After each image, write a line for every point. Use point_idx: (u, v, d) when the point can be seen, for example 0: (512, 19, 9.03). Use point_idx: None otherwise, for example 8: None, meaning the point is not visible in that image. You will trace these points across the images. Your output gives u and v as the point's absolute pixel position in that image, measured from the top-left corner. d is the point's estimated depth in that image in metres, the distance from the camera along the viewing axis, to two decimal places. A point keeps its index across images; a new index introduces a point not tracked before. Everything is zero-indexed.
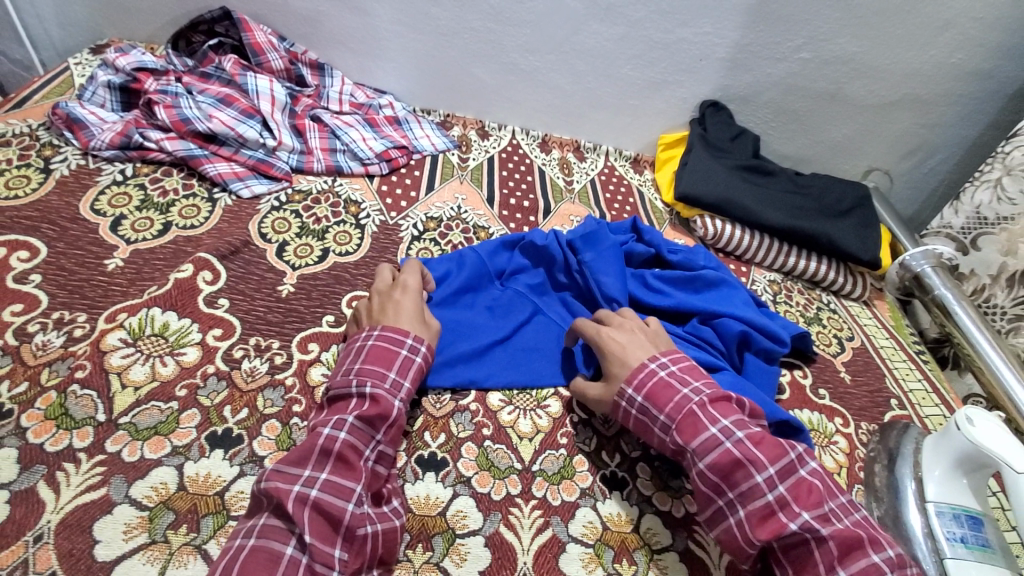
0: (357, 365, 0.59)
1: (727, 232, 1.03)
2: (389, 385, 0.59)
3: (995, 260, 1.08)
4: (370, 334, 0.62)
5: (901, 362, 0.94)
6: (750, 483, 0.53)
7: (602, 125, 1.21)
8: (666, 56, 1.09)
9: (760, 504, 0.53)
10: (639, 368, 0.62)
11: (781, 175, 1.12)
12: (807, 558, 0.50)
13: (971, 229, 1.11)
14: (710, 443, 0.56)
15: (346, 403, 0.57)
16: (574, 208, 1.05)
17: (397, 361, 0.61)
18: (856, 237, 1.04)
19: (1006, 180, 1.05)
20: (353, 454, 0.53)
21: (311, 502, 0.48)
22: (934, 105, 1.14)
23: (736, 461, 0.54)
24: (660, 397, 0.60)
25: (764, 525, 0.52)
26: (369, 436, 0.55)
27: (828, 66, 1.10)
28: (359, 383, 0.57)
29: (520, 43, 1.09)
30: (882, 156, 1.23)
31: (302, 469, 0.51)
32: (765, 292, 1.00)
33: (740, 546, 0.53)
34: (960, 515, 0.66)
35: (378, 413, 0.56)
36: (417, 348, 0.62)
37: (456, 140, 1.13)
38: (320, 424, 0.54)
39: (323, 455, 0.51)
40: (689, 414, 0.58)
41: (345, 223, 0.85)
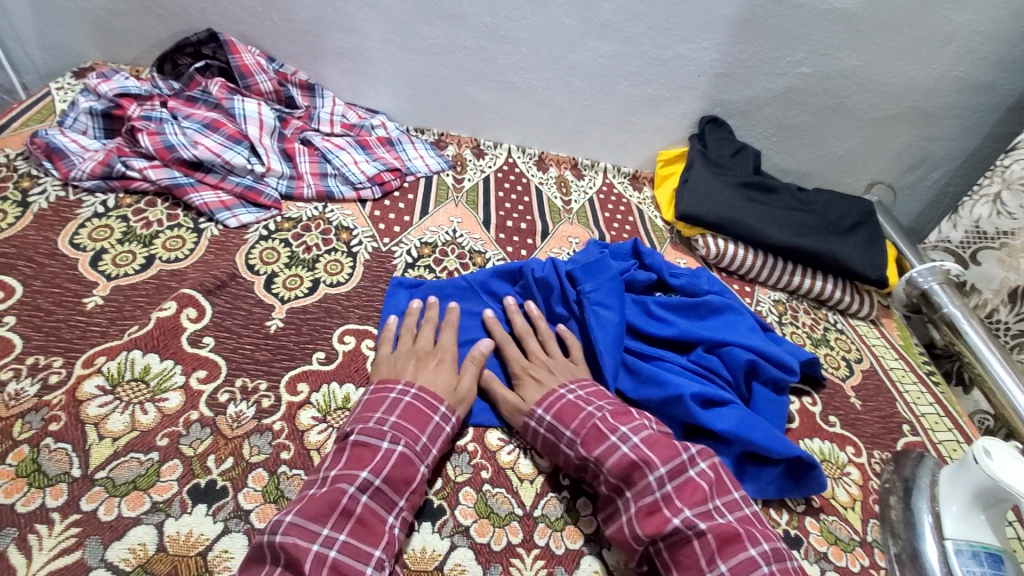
0: (392, 419, 0.58)
1: (730, 252, 1.01)
2: (420, 449, 0.57)
3: (998, 276, 1.06)
4: (407, 391, 0.61)
5: (912, 384, 0.91)
6: (643, 480, 0.57)
7: (600, 142, 1.19)
8: (663, 72, 1.07)
9: (648, 501, 0.56)
10: (550, 393, 0.66)
11: (783, 191, 1.10)
12: (688, 552, 0.53)
13: (970, 242, 1.10)
14: (608, 449, 0.59)
15: (370, 456, 0.54)
16: (572, 229, 1.03)
17: (431, 426, 0.59)
18: (861, 254, 1.02)
19: (1005, 195, 1.04)
20: (374, 518, 0.51)
21: (330, 562, 0.47)
22: (936, 118, 1.12)
23: (629, 460, 0.58)
24: (568, 414, 0.63)
25: (651, 521, 0.55)
26: (392, 501, 0.53)
27: (828, 81, 1.08)
28: (392, 439, 0.56)
29: (514, 61, 1.07)
30: (885, 169, 1.20)
31: (322, 526, 0.49)
32: (770, 313, 0.97)
33: (631, 545, 0.55)
34: (979, 553, 0.64)
35: (403, 477, 0.54)
36: (448, 418, 0.61)
37: (451, 159, 1.10)
38: (342, 476, 0.52)
39: (344, 514, 0.50)
40: (593, 427, 0.61)
41: (337, 252, 0.83)
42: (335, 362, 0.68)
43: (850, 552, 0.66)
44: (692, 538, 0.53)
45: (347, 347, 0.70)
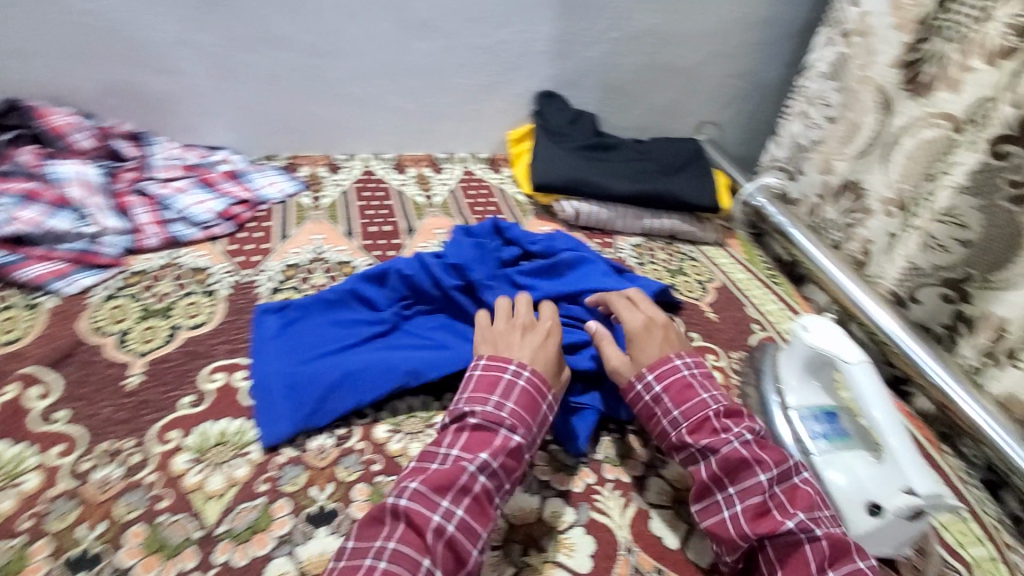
0: (510, 404, 0.61)
1: (584, 210, 1.10)
2: (529, 438, 0.61)
3: (819, 181, 1.14)
4: (520, 373, 0.63)
5: (757, 289, 1.04)
6: (753, 479, 0.58)
7: (451, 135, 1.23)
8: (490, 58, 1.13)
9: (757, 501, 0.57)
10: (664, 360, 0.67)
11: (622, 146, 1.20)
12: (797, 555, 0.54)
13: (792, 158, 1.21)
14: (718, 441, 0.61)
15: (490, 439, 0.58)
16: (438, 221, 1.06)
17: (541, 416, 0.63)
18: (695, 187, 1.13)
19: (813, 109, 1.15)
20: (485, 499, 0.55)
21: (447, 535, 0.51)
22: (738, 57, 1.26)
23: (738, 457, 0.59)
24: (681, 397, 0.65)
25: (762, 521, 0.56)
26: (500, 483, 0.57)
27: (639, 40, 1.18)
28: (509, 425, 0.59)
29: (345, 73, 1.09)
30: (710, 109, 1.33)
31: (442, 498, 0.53)
32: (630, 257, 1.07)
33: (733, 540, 0.57)
34: (820, 414, 0.74)
35: (512, 465, 0.58)
36: (551, 405, 0.65)
37: (305, 180, 1.10)
38: (462, 456, 0.56)
39: (463, 491, 0.54)
40: (701, 416, 0.63)
41: (193, 293, 0.81)
42: (206, 403, 0.67)
43: None
44: (802, 542, 0.54)
45: (216, 384, 0.70)
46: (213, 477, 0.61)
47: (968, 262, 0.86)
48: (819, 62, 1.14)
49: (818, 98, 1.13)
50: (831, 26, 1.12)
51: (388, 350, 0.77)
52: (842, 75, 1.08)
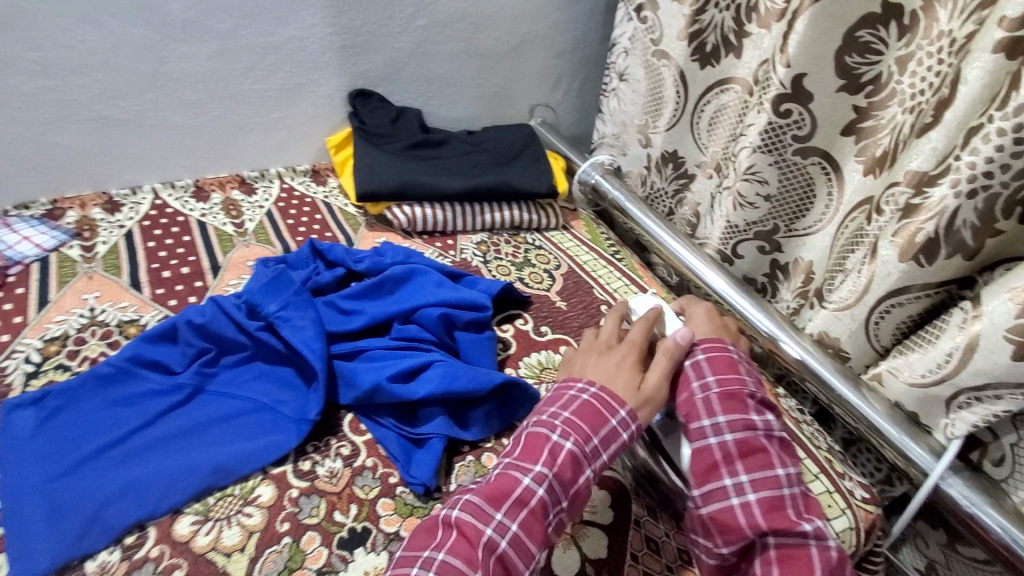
0: (566, 414, 0.59)
1: (419, 214, 1.03)
2: (590, 449, 0.58)
3: (642, 154, 1.16)
4: (587, 388, 0.62)
5: (603, 268, 1.04)
6: (770, 473, 0.59)
7: (258, 150, 1.09)
8: (282, 59, 1.01)
9: (770, 495, 0.58)
10: (716, 344, 0.69)
11: (451, 140, 1.14)
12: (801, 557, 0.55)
13: (618, 134, 1.20)
14: (742, 423, 0.61)
15: (540, 451, 0.57)
16: (250, 251, 0.93)
17: (607, 428, 0.59)
18: (530, 174, 1.10)
19: (621, 86, 1.15)
20: (542, 513, 0.54)
21: (498, 551, 0.51)
22: (553, 37, 1.24)
23: (762, 448, 0.60)
24: (720, 369, 0.66)
25: (774, 515, 0.57)
26: (559, 497, 0.56)
27: (447, 27, 1.12)
28: (563, 436, 0.58)
29: (98, 92, 0.90)
30: (537, 92, 1.32)
31: (496, 511, 0.53)
32: (474, 256, 1.02)
33: (738, 527, 0.57)
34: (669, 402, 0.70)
35: (569, 478, 0.56)
36: (626, 424, 0.61)
37: (74, 227, 0.91)
38: (513, 468, 0.56)
39: (518, 504, 0.53)
40: (733, 392, 0.63)
41: None
42: None
43: None
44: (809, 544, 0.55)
45: None
46: None
47: (774, 214, 0.92)
48: (622, 38, 1.11)
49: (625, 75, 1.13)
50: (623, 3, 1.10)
51: (191, 422, 0.65)
52: (638, 49, 1.08)
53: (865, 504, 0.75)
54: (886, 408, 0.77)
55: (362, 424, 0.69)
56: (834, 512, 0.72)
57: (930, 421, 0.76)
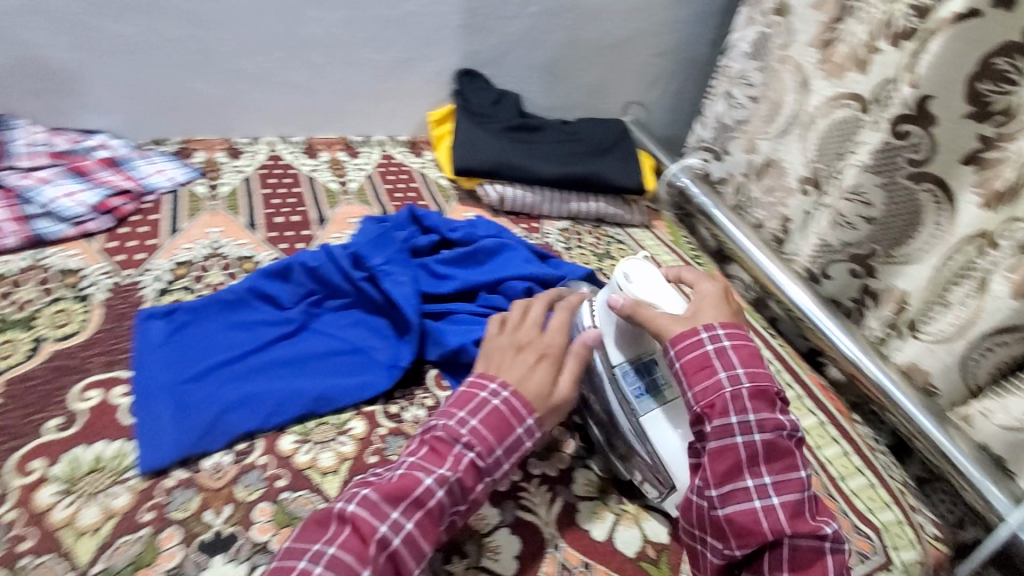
0: (473, 422, 0.56)
1: (509, 194, 1.06)
2: (490, 458, 0.56)
3: (744, 160, 1.14)
4: (501, 391, 0.58)
5: (683, 271, 1.05)
6: (793, 476, 0.56)
7: (366, 116, 1.15)
8: (401, 33, 1.06)
9: (793, 499, 0.55)
10: (733, 325, 0.61)
11: (547, 127, 1.17)
12: (817, 564, 0.53)
13: (717, 138, 1.20)
14: (771, 421, 0.56)
15: (446, 453, 0.55)
16: (351, 209, 0.99)
17: (511, 437, 0.57)
18: (622, 169, 1.12)
19: (736, 90, 1.15)
20: (441, 514, 0.52)
21: (391, 549, 0.50)
22: (657, 36, 1.26)
23: (790, 450, 0.56)
24: (748, 359, 0.59)
25: (798, 521, 0.54)
26: (457, 500, 0.54)
27: (558, 16, 1.15)
28: (466, 444, 0.55)
29: (237, 46, 0.98)
30: (634, 90, 1.33)
31: (393, 509, 0.51)
32: (557, 241, 1.04)
33: (760, 532, 0.53)
34: (642, 367, 0.65)
35: (469, 483, 0.54)
36: (531, 433, 0.58)
37: (200, 167, 1.00)
38: (416, 468, 0.53)
39: (415, 505, 0.51)
40: (761, 387, 0.58)
41: (63, 299, 0.71)
42: (76, 425, 0.60)
43: None
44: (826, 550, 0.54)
45: (90, 402, 0.62)
46: (85, 510, 0.54)
47: (874, 238, 0.89)
48: (741, 41, 1.12)
49: (740, 77, 1.13)
50: (751, 5, 1.11)
51: (296, 352, 0.71)
52: (765, 53, 1.08)
53: (936, 541, 0.74)
54: (972, 449, 0.75)
55: (445, 380, 0.74)
56: (903, 543, 0.71)
57: (1018, 467, 0.73)
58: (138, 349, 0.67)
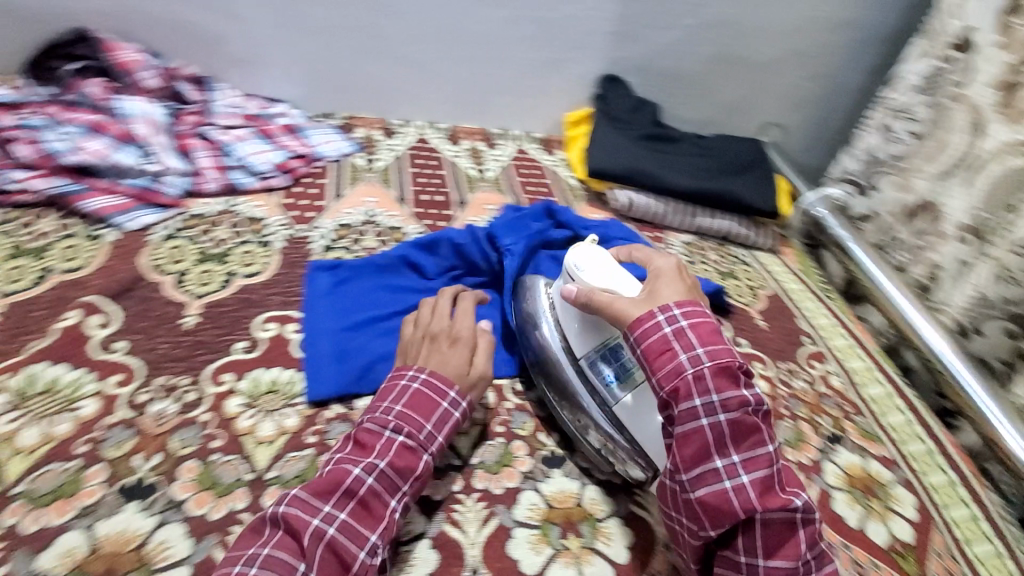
0: (397, 408, 0.57)
1: (638, 201, 1.07)
2: (424, 437, 0.56)
3: (894, 199, 1.09)
4: (418, 375, 0.59)
5: (810, 302, 1.02)
6: (761, 451, 0.53)
7: (509, 111, 1.21)
8: (558, 35, 1.11)
9: (762, 475, 0.52)
10: (691, 303, 0.59)
11: (683, 140, 1.17)
12: (789, 537, 0.51)
13: (864, 171, 1.16)
14: (736, 397, 0.54)
15: (375, 443, 0.54)
16: (488, 196, 1.05)
17: (438, 415, 0.58)
18: (757, 190, 1.11)
19: (896, 124, 1.10)
20: (376, 502, 0.52)
21: (327, 539, 0.49)
22: (810, 58, 1.23)
23: (756, 427, 0.53)
24: (707, 336, 0.57)
25: (769, 497, 0.51)
26: (395, 486, 0.53)
27: (711, 31, 1.16)
28: (395, 428, 0.55)
29: (411, 35, 1.07)
30: (775, 111, 1.30)
31: (323, 503, 0.50)
32: (681, 254, 1.04)
33: (730, 511, 0.51)
34: (608, 354, 0.65)
35: (407, 465, 0.54)
36: (457, 403, 0.59)
37: (360, 142, 1.10)
38: (348, 461, 0.53)
39: (346, 495, 0.51)
40: (725, 363, 0.55)
41: (249, 243, 0.82)
42: (258, 350, 0.68)
43: None
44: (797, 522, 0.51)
45: (269, 333, 0.70)
46: (264, 423, 0.61)
47: None
48: (911, 74, 1.08)
49: (904, 111, 1.08)
50: (929, 38, 1.06)
51: None
52: (934, 89, 1.04)
53: None
54: None
55: None
56: None
57: None
58: (309, 295, 0.76)
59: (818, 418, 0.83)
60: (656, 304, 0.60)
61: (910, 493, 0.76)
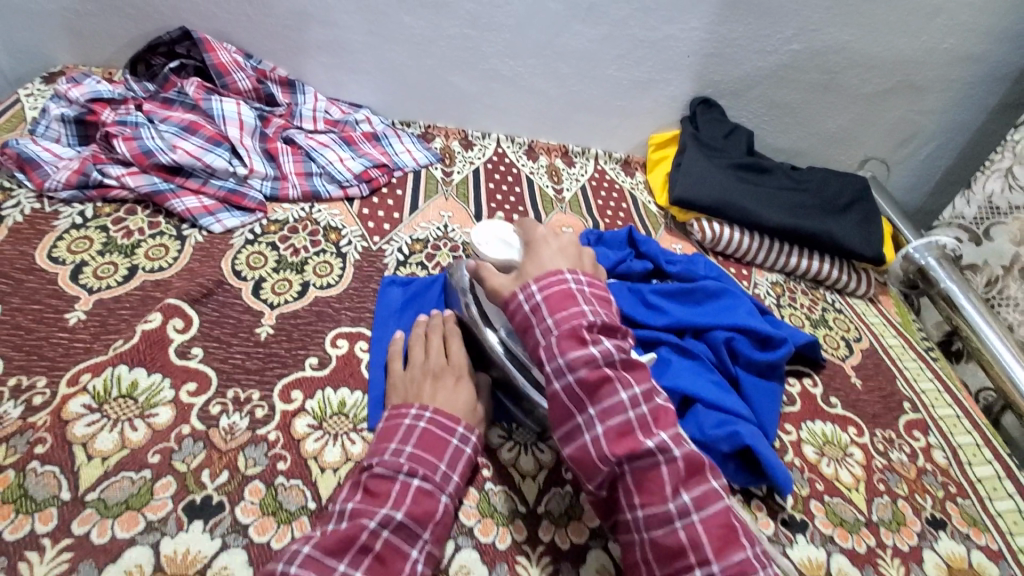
0: (408, 449, 0.53)
1: (726, 235, 1.00)
2: (440, 479, 0.52)
3: (1009, 251, 1.00)
4: (422, 414, 0.56)
5: (911, 361, 0.93)
6: (614, 398, 0.50)
7: (590, 129, 1.17)
8: (652, 54, 1.06)
9: (618, 422, 0.49)
10: (552, 273, 0.57)
11: (777, 171, 1.09)
12: (653, 477, 0.47)
13: (983, 219, 1.04)
14: (584, 355, 0.51)
15: (387, 489, 0.50)
16: (565, 219, 1.01)
17: (448, 454, 0.55)
18: (857, 233, 1.02)
19: (1017, 169, 0.98)
20: (394, 556, 0.47)
21: None
22: (928, 92, 1.12)
23: (606, 378, 0.50)
24: (558, 304, 0.55)
25: (622, 441, 0.49)
26: (415, 535, 0.49)
27: (818, 57, 1.07)
28: (409, 471, 0.51)
29: (499, 49, 1.04)
30: (878, 146, 1.20)
31: (338, 560, 0.45)
32: (768, 296, 0.97)
33: (593, 463, 0.50)
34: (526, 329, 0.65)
35: (424, 511, 0.50)
36: (468, 438, 0.57)
37: (438, 152, 1.08)
38: (361, 511, 0.48)
39: (361, 551, 0.46)
40: (573, 324, 0.53)
41: (325, 253, 0.81)
42: (328, 368, 0.66)
43: (856, 533, 0.67)
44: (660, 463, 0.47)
45: (340, 351, 0.69)
46: (329, 448, 0.59)
47: None
48: None
49: None
50: None
51: None
52: None
53: None
54: None
55: None
56: None
57: None
58: (383, 311, 0.73)
59: (919, 498, 0.74)
60: (521, 282, 0.59)
61: None
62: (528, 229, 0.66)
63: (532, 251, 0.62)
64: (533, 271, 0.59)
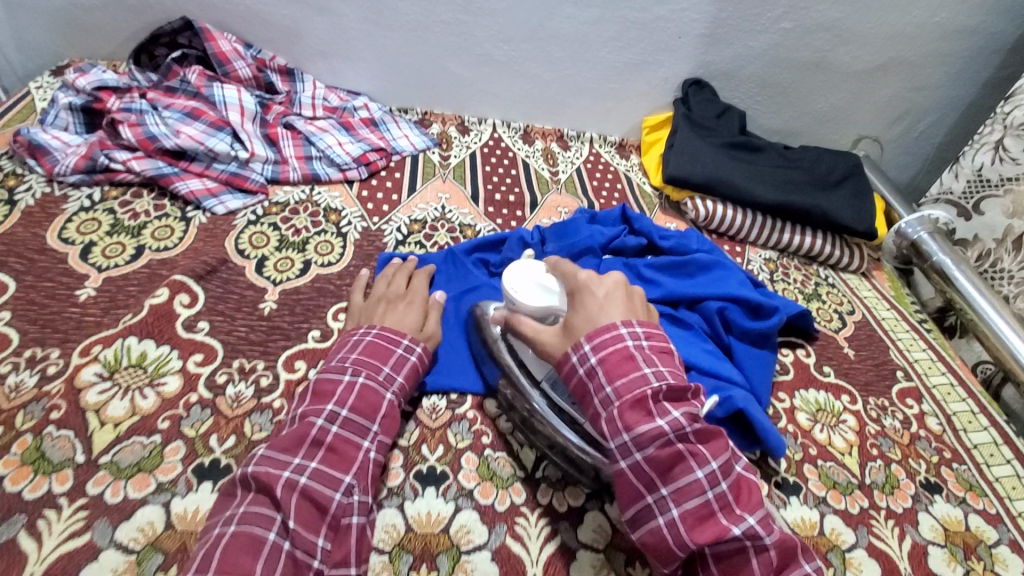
0: (353, 356, 0.58)
1: (719, 213, 1.01)
2: (382, 379, 0.58)
3: (1000, 223, 1.01)
4: (368, 331, 0.61)
5: (905, 333, 0.94)
6: (689, 479, 0.49)
7: (586, 113, 1.18)
8: (645, 35, 1.07)
9: (695, 504, 0.48)
10: (605, 329, 0.55)
11: (769, 149, 1.11)
12: (742, 568, 0.47)
13: (972, 192, 1.05)
14: (653, 431, 0.50)
15: (333, 389, 0.55)
16: (561, 200, 1.03)
17: (391, 360, 0.59)
18: (849, 208, 1.03)
19: (1007, 141, 0.99)
20: (346, 446, 0.53)
21: (299, 489, 0.48)
22: (919, 68, 1.13)
23: (680, 456, 0.49)
24: (616, 371, 0.53)
25: (703, 527, 0.48)
26: (364, 427, 0.54)
27: (810, 35, 1.08)
28: (353, 372, 0.56)
29: (492, 33, 1.06)
30: (871, 124, 1.21)
31: (293, 456, 0.50)
32: (762, 271, 0.98)
33: (669, 549, 0.49)
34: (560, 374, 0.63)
35: (368, 405, 0.55)
36: (412, 348, 0.62)
37: (435, 138, 1.09)
38: (309, 412, 0.54)
39: (314, 444, 0.51)
40: (636, 391, 0.51)
41: (326, 232, 0.83)
42: (330, 340, 0.68)
43: (849, 495, 0.69)
44: (749, 550, 0.47)
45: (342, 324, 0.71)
46: None
47: None
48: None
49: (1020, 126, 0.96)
50: None
51: None
52: None
53: None
54: None
55: None
56: None
57: None
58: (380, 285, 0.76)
59: (912, 462, 0.75)
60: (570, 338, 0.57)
61: (1017, 556, 0.67)
62: (567, 272, 0.62)
63: (576, 301, 0.59)
64: (583, 325, 0.57)
